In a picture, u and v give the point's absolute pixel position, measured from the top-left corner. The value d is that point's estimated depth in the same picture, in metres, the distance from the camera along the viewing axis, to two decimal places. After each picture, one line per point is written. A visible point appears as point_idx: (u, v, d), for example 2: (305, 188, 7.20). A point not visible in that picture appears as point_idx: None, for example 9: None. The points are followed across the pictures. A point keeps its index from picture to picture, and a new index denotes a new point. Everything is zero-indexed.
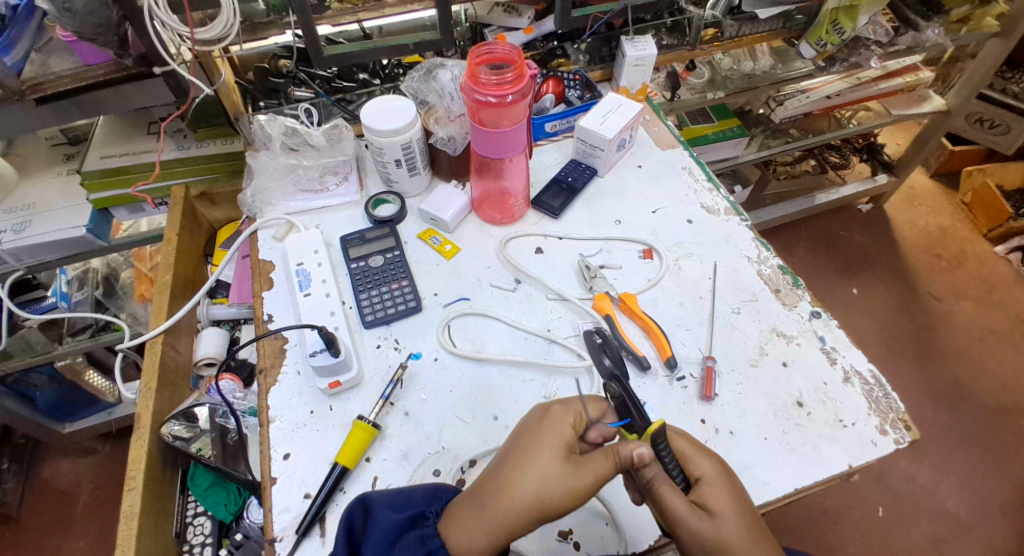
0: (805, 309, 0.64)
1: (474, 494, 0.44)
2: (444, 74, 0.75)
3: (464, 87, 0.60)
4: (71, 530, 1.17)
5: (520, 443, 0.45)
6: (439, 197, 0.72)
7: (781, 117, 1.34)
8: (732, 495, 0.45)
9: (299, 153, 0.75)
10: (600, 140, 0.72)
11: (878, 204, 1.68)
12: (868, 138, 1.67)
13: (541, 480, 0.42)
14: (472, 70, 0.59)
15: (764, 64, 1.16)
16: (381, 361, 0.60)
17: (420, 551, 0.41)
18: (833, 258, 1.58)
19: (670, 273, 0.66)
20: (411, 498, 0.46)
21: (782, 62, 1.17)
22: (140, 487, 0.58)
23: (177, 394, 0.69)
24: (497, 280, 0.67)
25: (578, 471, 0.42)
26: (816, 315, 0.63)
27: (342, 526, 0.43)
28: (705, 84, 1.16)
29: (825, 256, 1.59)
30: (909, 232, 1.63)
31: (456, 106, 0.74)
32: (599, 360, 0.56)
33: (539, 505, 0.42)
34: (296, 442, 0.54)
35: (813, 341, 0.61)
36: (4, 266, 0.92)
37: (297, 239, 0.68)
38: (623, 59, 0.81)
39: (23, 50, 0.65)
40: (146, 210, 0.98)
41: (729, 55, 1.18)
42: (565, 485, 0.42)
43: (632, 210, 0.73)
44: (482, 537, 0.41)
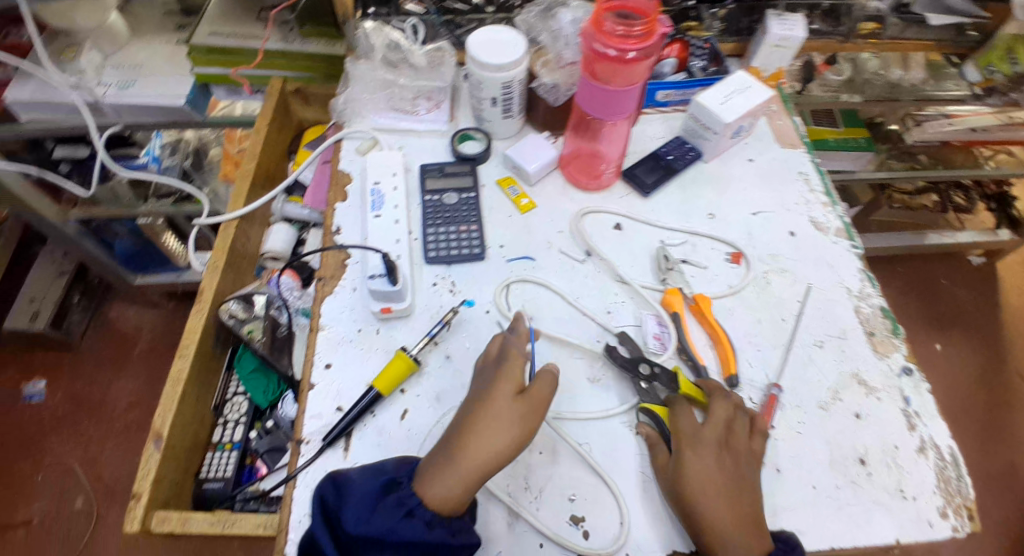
0: (897, 362, 0.58)
1: (439, 453, 0.45)
2: (565, 14, 0.69)
3: (585, 34, 0.54)
4: (125, 370, 1.28)
5: (469, 403, 0.47)
6: (527, 146, 0.68)
7: (916, 138, 1.20)
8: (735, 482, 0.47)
9: (399, 71, 0.72)
10: (716, 122, 0.66)
11: (992, 260, 1.50)
12: (1004, 185, 1.48)
13: (491, 432, 0.44)
14: (599, 16, 0.53)
15: (915, 76, 1.01)
16: (434, 300, 0.59)
17: (398, 513, 0.42)
18: (922, 307, 1.44)
19: (753, 286, 0.62)
20: (383, 467, 0.47)
21: (935, 78, 1.01)
22: (191, 355, 0.61)
23: (240, 279, 0.72)
24: (567, 248, 0.64)
25: (523, 411, 0.46)
26: (908, 372, 0.57)
27: (317, 503, 0.44)
28: (841, 83, 1.03)
29: (914, 302, 1.45)
30: (1018, 300, 1.46)
31: (569, 52, 0.68)
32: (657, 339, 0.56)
33: (495, 453, 0.44)
34: (339, 356, 0.55)
35: (895, 399, 0.55)
36: (105, 118, 0.97)
37: (380, 157, 0.67)
38: (764, 37, 0.73)
39: None
40: (243, 95, 1.00)
41: (878, 57, 1.05)
42: (513, 427, 0.45)
43: (731, 207, 0.68)
44: (457, 488, 0.43)
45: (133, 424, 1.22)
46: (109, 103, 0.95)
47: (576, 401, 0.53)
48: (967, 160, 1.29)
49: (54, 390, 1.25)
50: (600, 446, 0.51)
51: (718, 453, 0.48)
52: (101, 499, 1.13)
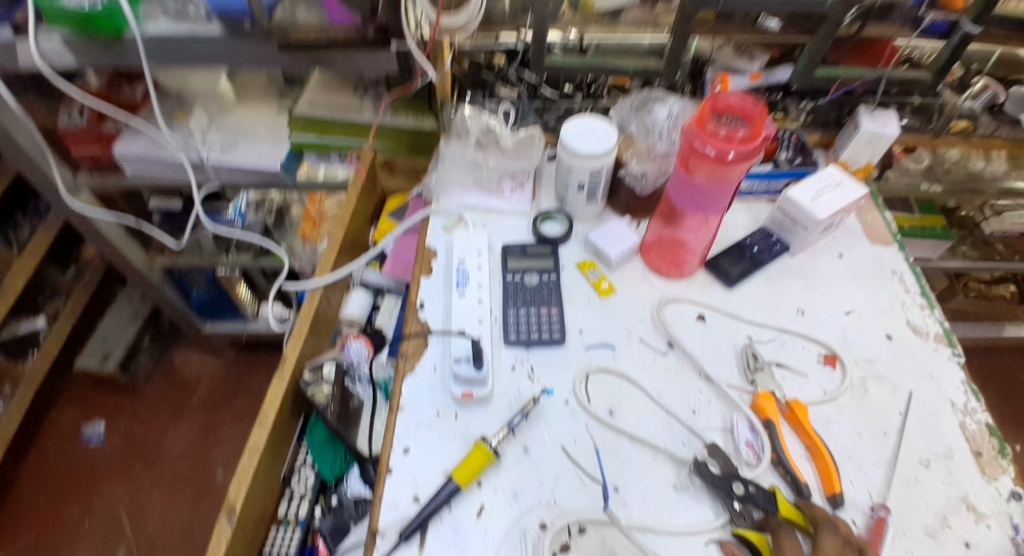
0: (1005, 486, 0.52)
1: None
2: (660, 110, 0.70)
3: (687, 130, 0.55)
4: (181, 419, 1.32)
5: None
6: (611, 231, 0.68)
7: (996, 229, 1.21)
8: None
9: (487, 152, 0.75)
10: (808, 218, 0.65)
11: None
12: None
13: None
14: (704, 115, 0.54)
15: (997, 167, 1.03)
16: (512, 385, 0.58)
17: None
18: (999, 403, 1.34)
19: (850, 393, 0.58)
20: None
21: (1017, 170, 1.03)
22: (269, 426, 0.62)
23: (319, 344, 0.74)
24: (649, 337, 0.62)
25: None
26: (1019, 498, 0.51)
27: None
28: (922, 171, 1.02)
29: (990, 397, 1.35)
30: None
31: (662, 145, 0.69)
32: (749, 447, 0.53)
33: None
34: (418, 439, 0.54)
35: (1005, 527, 0.50)
36: (204, 177, 1.05)
37: (466, 236, 0.69)
38: (855, 132, 0.72)
39: None
40: (332, 160, 1.05)
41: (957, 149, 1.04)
42: None
43: (820, 307, 0.65)
44: None
45: (182, 473, 1.24)
46: (212, 164, 1.02)
47: (665, 512, 0.50)
48: None
49: (112, 432, 1.30)
50: None
51: None
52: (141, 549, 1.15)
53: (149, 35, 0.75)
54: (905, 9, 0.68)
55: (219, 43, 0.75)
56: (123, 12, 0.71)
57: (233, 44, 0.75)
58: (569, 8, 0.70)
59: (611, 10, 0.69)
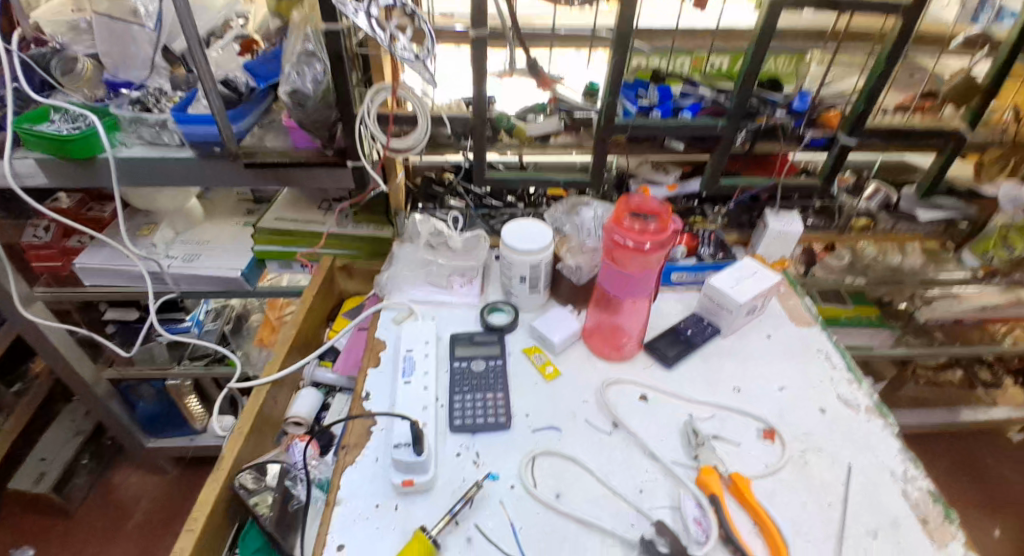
0: (956, 552, 0.52)
1: None
2: (586, 211, 0.79)
3: (606, 228, 0.61)
4: (112, 544, 1.19)
5: None
6: (553, 318, 0.72)
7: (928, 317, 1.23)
8: None
9: (437, 252, 0.81)
10: (731, 302, 0.70)
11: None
12: None
13: None
14: (619, 213, 0.61)
15: (915, 260, 1.09)
16: (456, 472, 0.57)
17: None
18: (970, 487, 1.33)
19: (791, 465, 0.59)
20: None
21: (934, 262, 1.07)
22: (197, 530, 0.58)
23: (260, 445, 0.72)
24: (593, 418, 0.63)
25: None
26: None
27: None
28: (845, 268, 1.09)
29: (960, 482, 1.34)
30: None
31: (590, 241, 0.77)
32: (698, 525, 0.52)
33: None
34: (354, 533, 0.52)
35: None
36: (163, 286, 1.08)
37: (412, 327, 0.72)
38: (764, 231, 0.81)
39: (249, 123, 0.81)
40: (294, 268, 1.09)
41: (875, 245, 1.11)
42: None
43: (756, 383, 0.68)
44: None
45: None
46: (172, 273, 1.05)
47: None
48: (983, 335, 1.31)
49: None
50: None
51: None
52: None
53: (123, 158, 0.82)
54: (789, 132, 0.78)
55: (190, 163, 0.83)
56: (103, 141, 0.78)
57: (204, 165, 0.83)
58: (506, 133, 0.80)
59: (540, 135, 0.79)
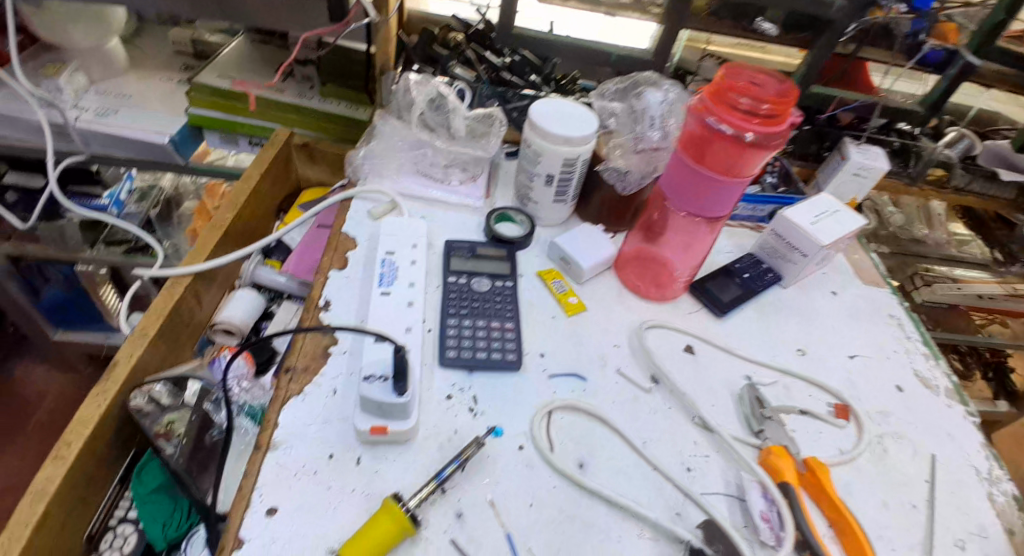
0: None
1: None
2: (654, 94, 0.52)
3: (694, 106, 0.43)
4: (8, 447, 1.00)
5: None
6: (581, 235, 0.55)
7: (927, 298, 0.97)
8: None
9: (435, 133, 0.60)
10: (810, 246, 0.55)
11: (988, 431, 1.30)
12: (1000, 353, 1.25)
13: None
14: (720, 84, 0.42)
15: (939, 236, 0.99)
16: (446, 420, 0.42)
17: None
18: None
19: (869, 453, 0.47)
20: None
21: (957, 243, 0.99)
22: (70, 459, 0.41)
23: (175, 355, 0.54)
24: (627, 369, 0.48)
25: None
26: None
27: None
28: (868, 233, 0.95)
29: None
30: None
31: (653, 134, 0.52)
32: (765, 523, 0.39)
33: None
34: (293, 492, 0.36)
35: None
36: (69, 145, 0.82)
37: (395, 223, 0.53)
38: (842, 163, 0.66)
39: None
40: (240, 146, 0.87)
41: (901, 211, 0.98)
42: None
43: (823, 345, 0.55)
44: None
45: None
46: (79, 128, 0.80)
47: None
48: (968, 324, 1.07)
49: None
50: None
51: None
52: None
53: None
54: (904, 35, 0.67)
55: None
56: None
57: None
58: None
59: None
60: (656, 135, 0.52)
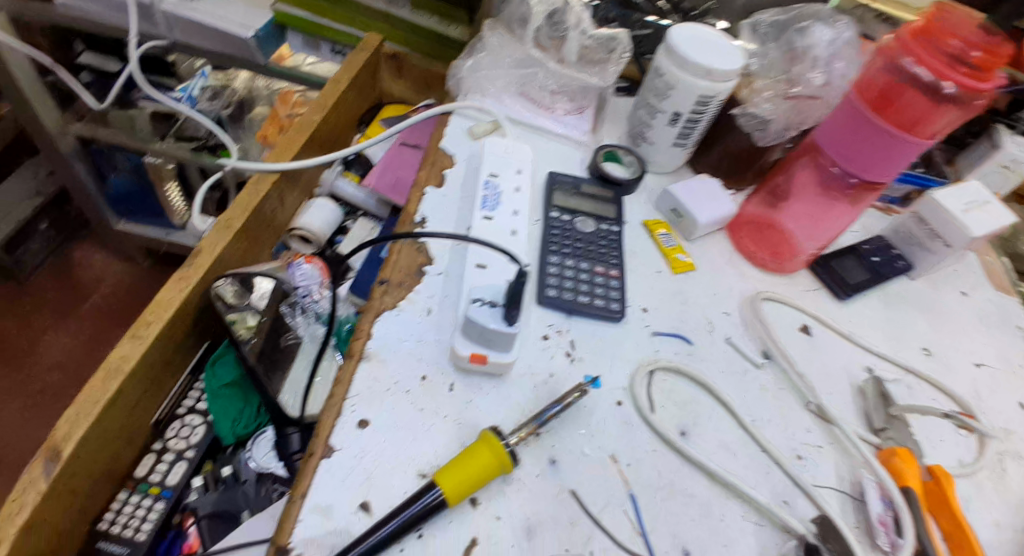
0: None
1: None
2: (822, 30, 0.45)
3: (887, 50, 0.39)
4: (63, 324, 1.01)
5: None
6: (700, 187, 0.49)
7: None
8: None
9: (547, 52, 0.54)
10: (957, 237, 0.49)
11: None
12: None
13: None
14: (925, 24, 0.37)
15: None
16: (541, 361, 0.39)
17: None
18: None
19: (987, 469, 0.43)
20: None
21: None
22: (148, 339, 0.40)
23: (254, 252, 0.52)
24: (738, 339, 0.44)
25: None
26: None
27: None
28: None
29: None
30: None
31: (816, 78, 0.44)
32: (884, 527, 0.35)
33: None
34: (384, 407, 0.34)
35: None
36: (152, 28, 0.79)
37: (499, 143, 0.49)
38: (991, 154, 0.59)
39: None
40: (322, 51, 0.83)
41: None
42: None
43: (946, 347, 0.50)
44: None
45: (50, 388, 0.93)
46: (165, 11, 0.77)
47: None
48: None
49: None
50: None
51: None
52: None
53: None
54: None
55: None
56: None
57: None
58: None
59: None
60: (818, 80, 0.45)
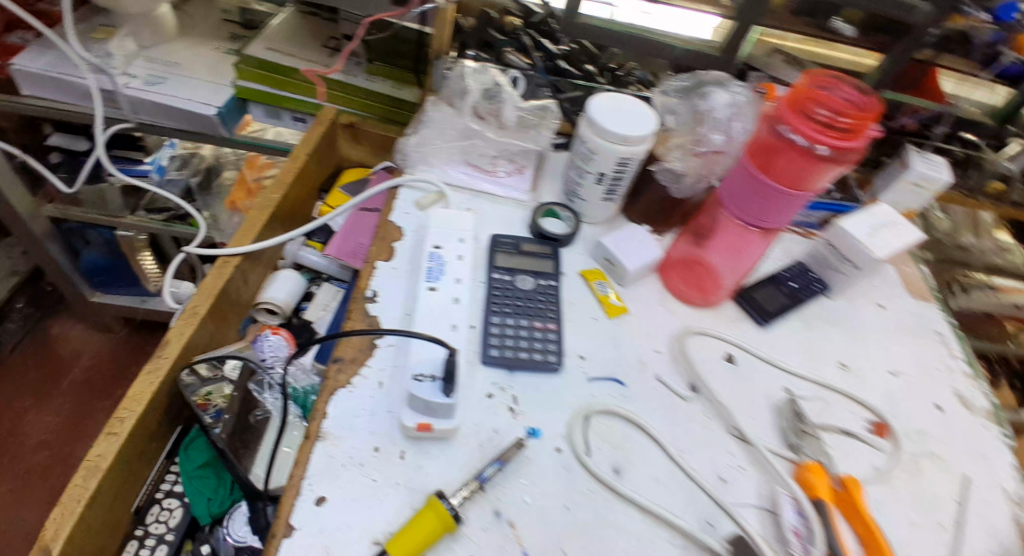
0: None
1: None
2: (722, 94, 0.50)
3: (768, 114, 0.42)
4: (45, 402, 1.02)
5: None
6: (626, 236, 0.54)
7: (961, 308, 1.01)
8: None
9: (485, 122, 0.59)
10: (863, 259, 0.54)
11: None
12: None
13: None
14: (800, 93, 0.41)
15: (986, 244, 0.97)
16: (486, 419, 0.42)
17: None
18: None
19: (902, 471, 0.47)
20: None
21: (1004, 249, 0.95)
22: (123, 435, 0.43)
23: (220, 333, 0.56)
24: (667, 376, 0.48)
25: None
26: None
27: None
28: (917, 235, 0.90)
29: None
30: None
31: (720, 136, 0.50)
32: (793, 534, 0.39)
33: None
34: (339, 482, 0.37)
35: None
36: (116, 112, 0.82)
37: (443, 214, 0.53)
38: (900, 174, 0.63)
39: None
40: (285, 120, 0.87)
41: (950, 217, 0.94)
42: None
43: (861, 360, 0.55)
44: None
45: (37, 468, 0.94)
46: (128, 96, 0.80)
47: None
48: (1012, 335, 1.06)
49: None
50: None
51: None
52: None
53: None
54: (982, 45, 0.63)
55: None
56: None
57: None
58: None
59: None
60: (720, 137, 0.50)
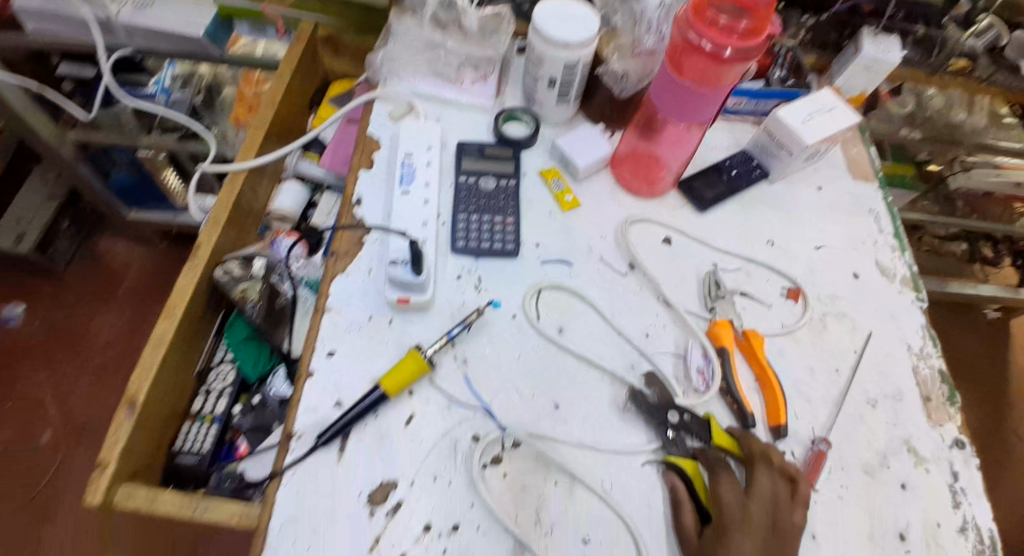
0: (948, 433, 0.53)
1: None
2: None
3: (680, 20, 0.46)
4: (106, 311, 1.18)
5: None
6: (579, 136, 0.60)
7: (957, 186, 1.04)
8: (766, 536, 0.42)
9: (447, 31, 0.63)
10: (795, 144, 0.59)
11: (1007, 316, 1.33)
12: None
13: None
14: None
15: (977, 120, 0.91)
16: (456, 294, 0.53)
17: None
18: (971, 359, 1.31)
19: (809, 327, 0.57)
20: None
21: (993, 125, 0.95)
22: (179, 318, 0.55)
23: (242, 238, 0.67)
24: (609, 257, 0.57)
25: None
26: (959, 445, 0.52)
27: None
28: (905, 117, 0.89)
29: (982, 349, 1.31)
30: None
31: None
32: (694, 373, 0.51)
33: None
34: (342, 343, 0.49)
35: (943, 473, 0.51)
36: (114, 39, 0.87)
37: (413, 125, 0.60)
38: (853, 56, 0.65)
39: None
40: (270, 35, 0.90)
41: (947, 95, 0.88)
42: None
43: (791, 236, 0.62)
44: None
45: (109, 363, 1.13)
46: (123, 23, 0.84)
47: (617, 435, 0.48)
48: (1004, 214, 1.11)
49: (31, 317, 1.16)
50: (619, 482, 0.46)
51: (765, 540, 0.42)
52: (65, 435, 1.04)
53: None
54: None
55: None
56: None
57: None
58: None
59: None
60: None
